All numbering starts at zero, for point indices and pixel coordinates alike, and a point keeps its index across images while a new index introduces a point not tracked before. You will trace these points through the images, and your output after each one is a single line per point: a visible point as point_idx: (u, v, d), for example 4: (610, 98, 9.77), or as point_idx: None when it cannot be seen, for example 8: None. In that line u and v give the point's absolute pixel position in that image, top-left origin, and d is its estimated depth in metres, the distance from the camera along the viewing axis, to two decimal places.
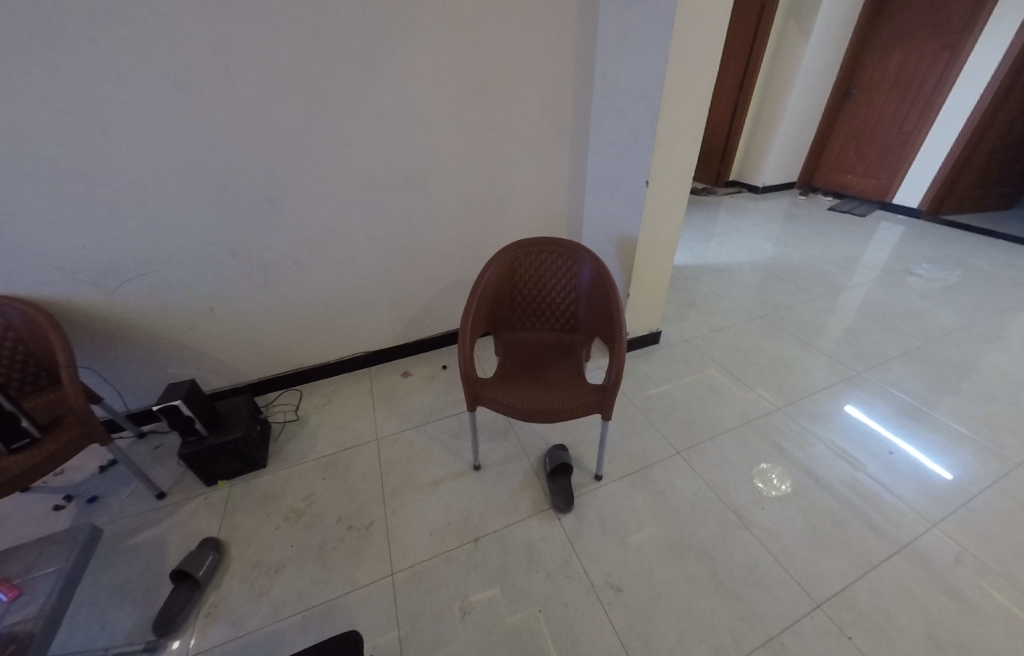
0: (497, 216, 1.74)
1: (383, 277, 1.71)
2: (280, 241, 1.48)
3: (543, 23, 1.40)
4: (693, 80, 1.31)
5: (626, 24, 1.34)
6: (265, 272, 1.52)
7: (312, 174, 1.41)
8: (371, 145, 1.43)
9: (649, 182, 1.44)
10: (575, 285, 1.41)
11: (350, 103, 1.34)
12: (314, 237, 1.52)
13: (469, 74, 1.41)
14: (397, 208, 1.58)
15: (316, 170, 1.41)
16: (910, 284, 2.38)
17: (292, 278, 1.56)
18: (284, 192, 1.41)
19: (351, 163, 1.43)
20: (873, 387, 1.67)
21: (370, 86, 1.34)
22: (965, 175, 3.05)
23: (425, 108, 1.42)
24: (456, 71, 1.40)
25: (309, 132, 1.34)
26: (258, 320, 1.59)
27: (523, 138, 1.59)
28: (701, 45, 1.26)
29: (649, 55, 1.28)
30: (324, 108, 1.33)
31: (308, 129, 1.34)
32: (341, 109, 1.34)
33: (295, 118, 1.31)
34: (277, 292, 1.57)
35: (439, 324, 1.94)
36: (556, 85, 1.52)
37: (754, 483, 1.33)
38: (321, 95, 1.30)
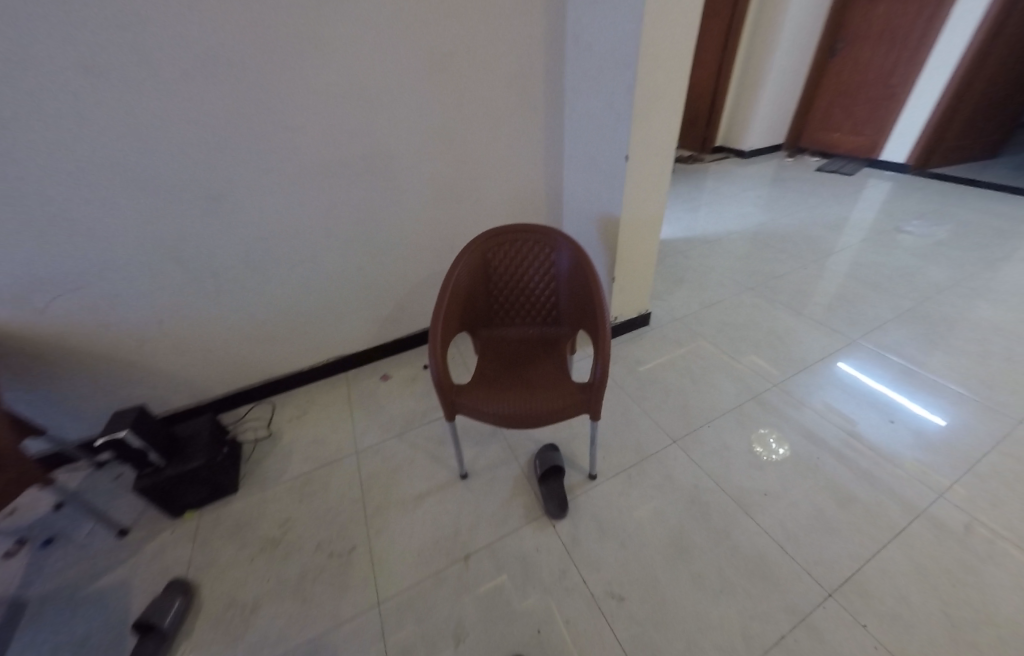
0: (469, 199, 1.59)
1: (349, 273, 1.56)
2: (228, 245, 1.33)
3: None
4: (676, 23, 1.15)
5: None
6: (216, 280, 1.37)
7: (254, 164, 1.25)
8: (315, 124, 1.25)
9: (628, 157, 1.31)
10: (554, 273, 1.30)
11: (285, 75, 1.16)
12: (266, 236, 1.37)
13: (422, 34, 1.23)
14: (358, 199, 1.43)
15: (255, 157, 1.23)
16: (900, 242, 2.30)
17: (245, 282, 1.42)
18: (226, 189, 1.25)
19: (296, 149, 1.27)
20: (869, 352, 1.60)
21: (307, 54, 1.16)
22: (954, 122, 2.96)
23: (374, 77, 1.25)
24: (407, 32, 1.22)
25: (242, 111, 1.16)
26: (216, 334, 1.46)
27: (491, 109, 1.43)
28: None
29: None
30: (256, 82, 1.14)
31: (239, 110, 1.16)
32: (276, 83, 1.16)
33: (228, 103, 1.14)
34: (230, 299, 1.43)
35: (417, 321, 1.82)
36: (522, 46, 1.35)
37: (753, 450, 1.27)
38: (252, 68, 1.12)
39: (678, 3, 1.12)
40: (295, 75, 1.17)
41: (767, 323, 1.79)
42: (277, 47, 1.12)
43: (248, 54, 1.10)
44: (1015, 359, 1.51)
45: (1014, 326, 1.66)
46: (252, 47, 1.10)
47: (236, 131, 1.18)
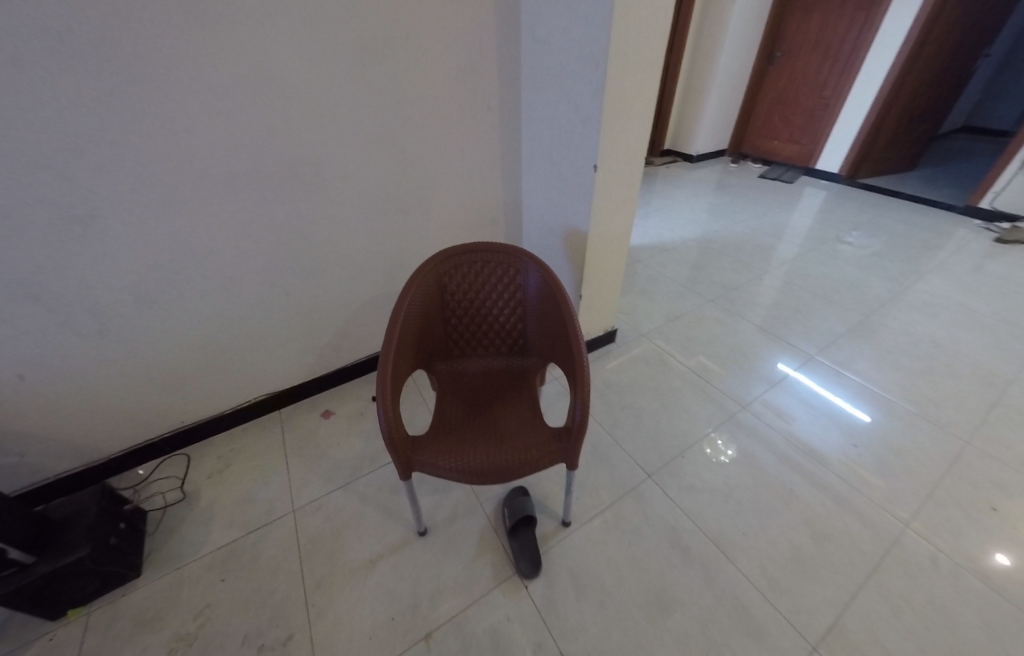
0: (419, 213, 1.42)
1: (281, 299, 1.35)
2: (113, 274, 1.09)
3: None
4: (645, 30, 1.05)
5: None
6: (96, 317, 1.12)
7: (141, 175, 1.02)
8: (223, 122, 1.04)
9: (598, 167, 1.20)
10: (520, 299, 1.16)
11: (179, 60, 0.95)
12: (168, 259, 1.13)
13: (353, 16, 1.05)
14: (286, 213, 1.22)
15: (144, 162, 1.01)
16: (841, 253, 2.41)
17: (140, 317, 1.17)
18: (98, 210, 1.01)
19: (201, 153, 1.05)
20: (832, 371, 1.64)
21: (210, 44, 0.96)
22: (881, 136, 3.14)
23: (297, 68, 1.05)
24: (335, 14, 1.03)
25: (124, 106, 0.94)
26: (105, 380, 1.20)
27: (441, 113, 1.27)
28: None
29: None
30: (142, 69, 0.93)
31: (120, 103, 0.94)
32: (166, 68, 0.94)
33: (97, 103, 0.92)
34: (126, 335, 1.18)
35: (363, 347, 1.62)
36: (474, 43, 1.21)
37: (704, 450, 1.34)
38: (134, 52, 0.91)
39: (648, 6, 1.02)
40: (193, 62, 0.96)
41: (732, 342, 1.79)
42: (164, 22, 0.91)
43: (128, 33, 0.89)
44: (955, 376, 1.60)
45: (953, 342, 1.76)
46: (132, 23, 0.89)
47: (116, 131, 0.96)
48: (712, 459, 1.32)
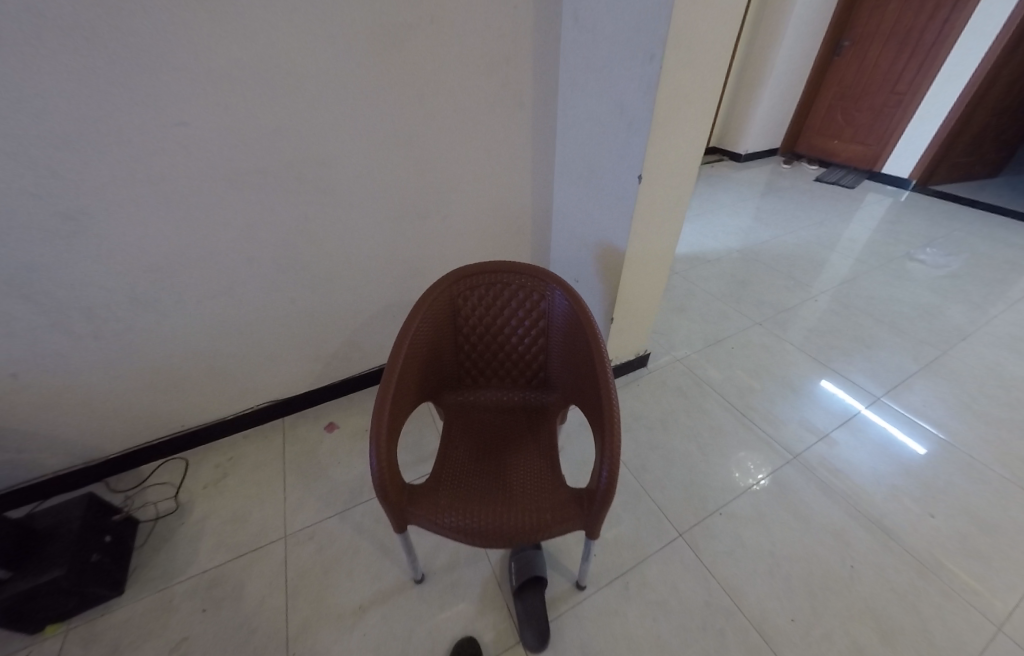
0: (437, 217, 1.29)
1: (286, 307, 1.25)
2: (105, 276, 1.01)
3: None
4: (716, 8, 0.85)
5: None
6: (90, 320, 1.04)
7: (133, 170, 0.92)
8: (221, 107, 0.92)
9: (642, 178, 1.03)
10: (543, 328, 1.02)
11: (167, 29, 0.82)
12: (165, 260, 1.04)
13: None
14: (290, 217, 1.11)
15: (133, 151, 0.90)
16: (911, 272, 2.11)
17: (138, 321, 1.09)
18: (90, 209, 0.92)
19: (196, 143, 0.93)
20: (902, 419, 1.42)
21: (206, 25, 0.83)
22: (962, 139, 2.78)
23: (302, 42, 0.91)
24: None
25: (110, 86, 0.83)
26: (98, 384, 1.13)
27: (466, 106, 1.13)
28: None
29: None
30: (128, 44, 0.81)
31: (103, 81, 0.82)
32: (154, 40, 0.82)
33: (82, 90, 0.82)
34: (122, 340, 1.10)
35: (372, 357, 1.51)
36: (508, 23, 1.05)
37: (732, 473, 1.26)
38: (116, 24, 0.79)
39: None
40: (183, 31, 0.83)
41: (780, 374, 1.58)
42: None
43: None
44: None
45: None
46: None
47: (99, 112, 0.84)
48: (744, 483, 1.24)
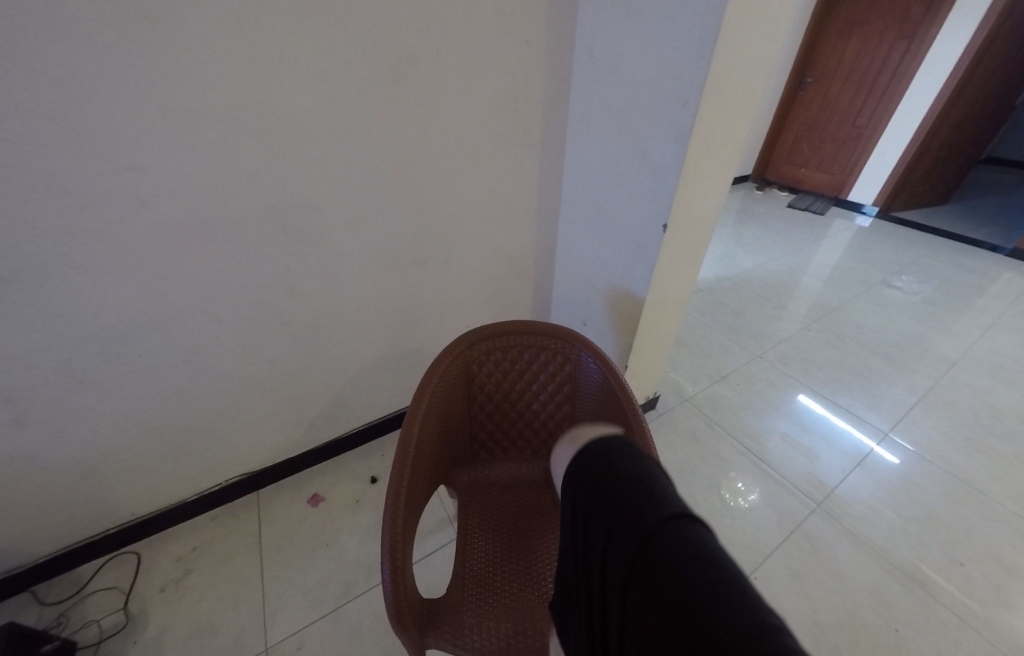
0: (438, 263, 1.17)
1: (264, 369, 1.09)
2: (40, 354, 0.82)
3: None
4: (749, 54, 0.80)
5: None
6: (18, 406, 0.85)
7: (79, 229, 0.75)
8: (187, 148, 0.77)
9: (667, 227, 0.96)
10: (568, 393, 0.93)
11: (120, 55, 0.67)
12: (112, 326, 0.86)
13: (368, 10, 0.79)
14: (272, 271, 0.96)
15: (70, 201, 0.73)
16: (890, 299, 2.18)
17: (82, 402, 0.91)
18: (21, 277, 0.75)
19: (155, 189, 0.78)
20: (913, 455, 1.38)
21: (179, 62, 0.70)
22: (919, 168, 2.97)
23: (289, 74, 0.78)
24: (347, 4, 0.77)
25: (47, 129, 0.67)
26: (27, 479, 0.92)
27: (472, 145, 1.03)
28: (768, 9, 0.76)
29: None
30: (72, 77, 0.66)
31: (33, 119, 0.66)
32: (103, 69, 0.67)
33: (14, 136, 0.66)
34: (59, 427, 0.91)
35: (362, 414, 1.36)
36: (518, 58, 0.97)
37: (722, 495, 1.27)
38: (63, 60, 0.64)
39: (764, 21, 0.77)
40: (140, 59, 0.68)
41: (787, 411, 1.54)
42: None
43: (52, 23, 0.62)
44: None
45: None
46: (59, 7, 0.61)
47: (26, 156, 0.67)
48: (731, 504, 1.24)
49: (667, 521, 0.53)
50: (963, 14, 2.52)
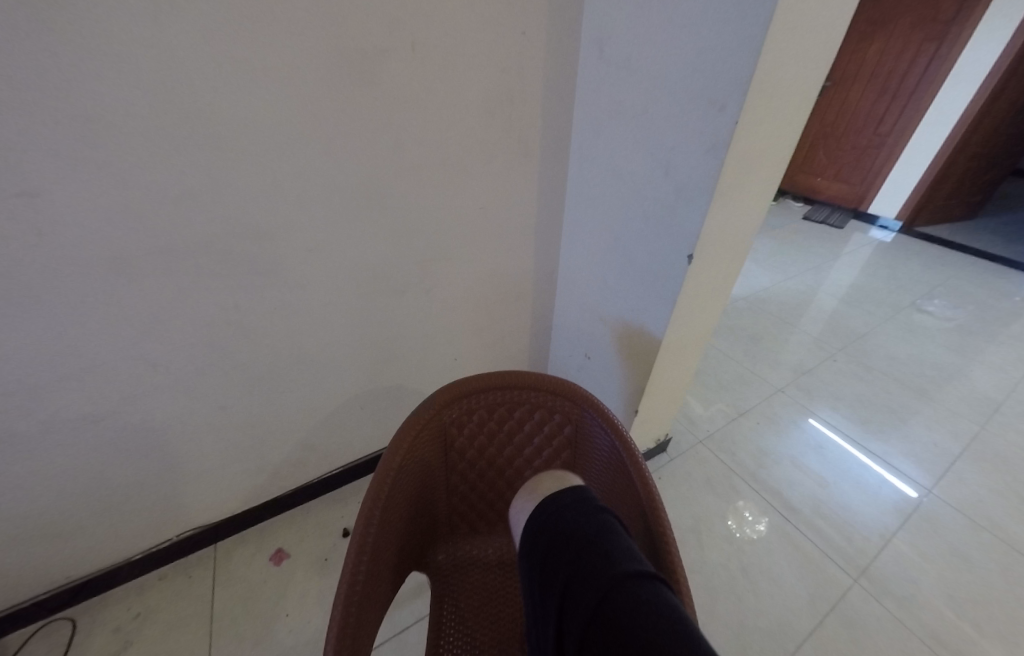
0: (421, 290, 1.02)
1: (217, 413, 0.94)
2: None
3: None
4: (807, 55, 0.64)
5: None
6: None
7: None
8: (99, 159, 0.61)
9: (692, 258, 0.80)
10: (566, 460, 0.78)
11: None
12: (15, 375, 0.70)
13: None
14: (223, 306, 0.82)
15: None
16: (922, 326, 2.01)
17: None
18: None
19: (59, 210, 0.62)
20: (959, 519, 1.23)
21: (92, 62, 0.56)
22: (946, 182, 2.80)
23: (229, 68, 0.62)
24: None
25: None
26: None
27: (461, 156, 0.88)
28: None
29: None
30: None
31: None
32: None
33: None
34: None
35: (337, 455, 1.21)
36: (517, 54, 0.81)
37: (726, 521, 1.20)
38: None
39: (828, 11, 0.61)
40: (30, 51, 0.53)
41: (812, 454, 1.40)
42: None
43: None
44: None
45: None
46: None
47: None
48: (736, 534, 1.17)
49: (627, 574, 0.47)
50: (1000, 17, 2.35)
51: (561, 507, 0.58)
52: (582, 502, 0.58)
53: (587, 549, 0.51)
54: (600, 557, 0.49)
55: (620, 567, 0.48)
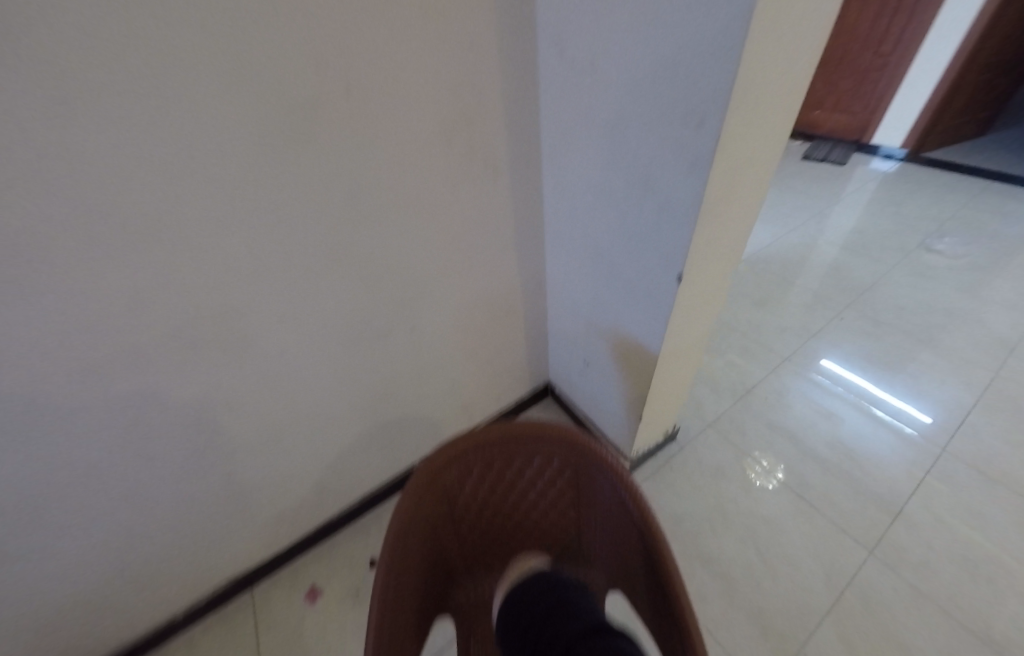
0: (407, 325, 1.00)
1: (223, 479, 0.94)
2: None
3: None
4: (799, 45, 0.55)
5: None
6: None
7: None
8: (20, 276, 0.55)
9: (683, 278, 0.76)
10: (571, 497, 0.77)
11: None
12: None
13: (239, 44, 0.54)
14: (209, 386, 0.80)
15: None
16: (932, 266, 1.94)
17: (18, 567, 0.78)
18: None
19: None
20: (975, 477, 1.23)
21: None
22: (955, 100, 2.61)
23: (139, 149, 0.55)
24: (200, 35, 0.52)
25: None
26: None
27: (423, 187, 0.81)
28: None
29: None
30: None
31: None
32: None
33: None
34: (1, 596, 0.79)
35: (352, 488, 1.22)
36: (465, 67, 0.73)
37: (745, 472, 1.28)
38: None
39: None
40: None
41: (827, 391, 1.48)
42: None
43: None
44: None
45: None
46: None
47: None
48: (756, 483, 1.26)
49: (586, 623, 0.61)
50: None
51: (529, 594, 0.72)
52: (551, 582, 0.74)
53: (555, 614, 0.65)
54: (565, 618, 0.64)
55: (580, 620, 0.63)
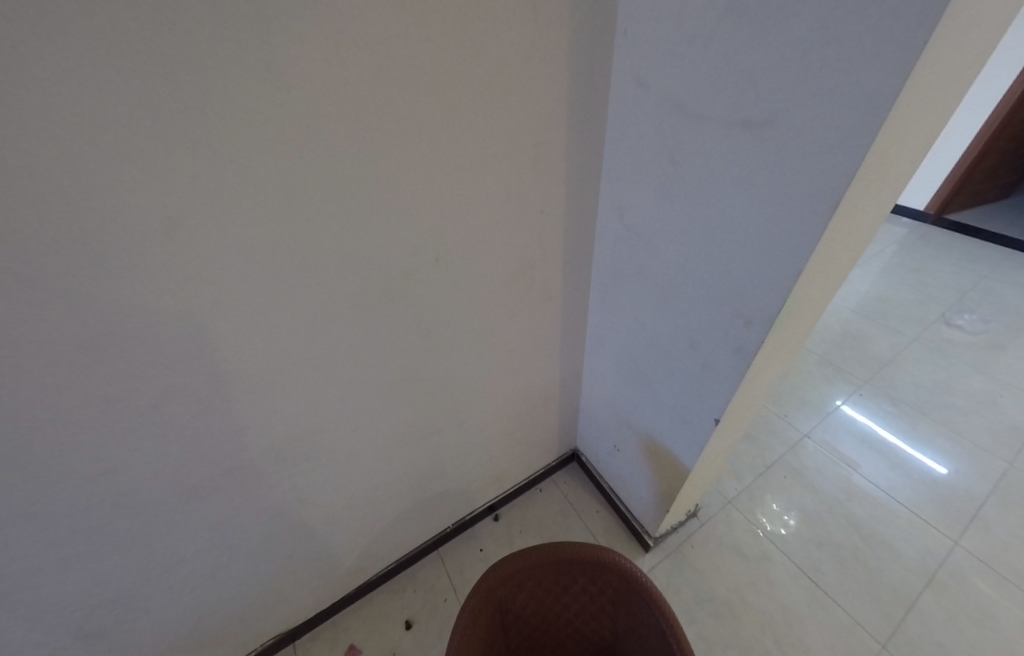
0: (459, 419, 1.10)
1: (290, 554, 1.04)
2: (87, 605, 0.81)
3: (502, 87, 0.67)
4: (837, 268, 0.66)
5: (676, 169, 0.71)
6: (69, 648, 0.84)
7: (114, 504, 0.73)
8: (197, 406, 0.71)
9: (719, 419, 0.85)
10: (610, 610, 0.85)
11: (70, 336, 0.56)
12: (141, 564, 0.82)
13: (362, 239, 0.70)
14: (294, 480, 0.92)
15: (100, 485, 0.69)
16: (949, 340, 2.01)
17: (126, 627, 0.89)
18: (62, 557, 0.73)
19: (137, 447, 0.69)
20: (986, 573, 1.29)
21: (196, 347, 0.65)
22: (978, 171, 2.68)
23: (286, 313, 0.70)
24: (341, 232, 0.68)
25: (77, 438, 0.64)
26: None
27: (483, 310, 0.93)
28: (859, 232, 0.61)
29: (765, 212, 0.61)
30: (95, 388, 0.61)
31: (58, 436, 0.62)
32: (48, 357, 0.56)
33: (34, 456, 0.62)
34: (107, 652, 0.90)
35: (395, 552, 1.31)
36: (532, 220, 0.85)
37: (760, 518, 1.45)
38: (90, 381, 0.61)
39: (857, 237, 0.62)
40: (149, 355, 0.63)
41: (845, 436, 1.67)
42: (27, 287, 0.51)
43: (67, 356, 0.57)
44: None
45: None
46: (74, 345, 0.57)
47: (58, 465, 0.64)
48: (767, 527, 1.42)
49: None
50: None
51: None
52: None
53: None
54: None
55: None
